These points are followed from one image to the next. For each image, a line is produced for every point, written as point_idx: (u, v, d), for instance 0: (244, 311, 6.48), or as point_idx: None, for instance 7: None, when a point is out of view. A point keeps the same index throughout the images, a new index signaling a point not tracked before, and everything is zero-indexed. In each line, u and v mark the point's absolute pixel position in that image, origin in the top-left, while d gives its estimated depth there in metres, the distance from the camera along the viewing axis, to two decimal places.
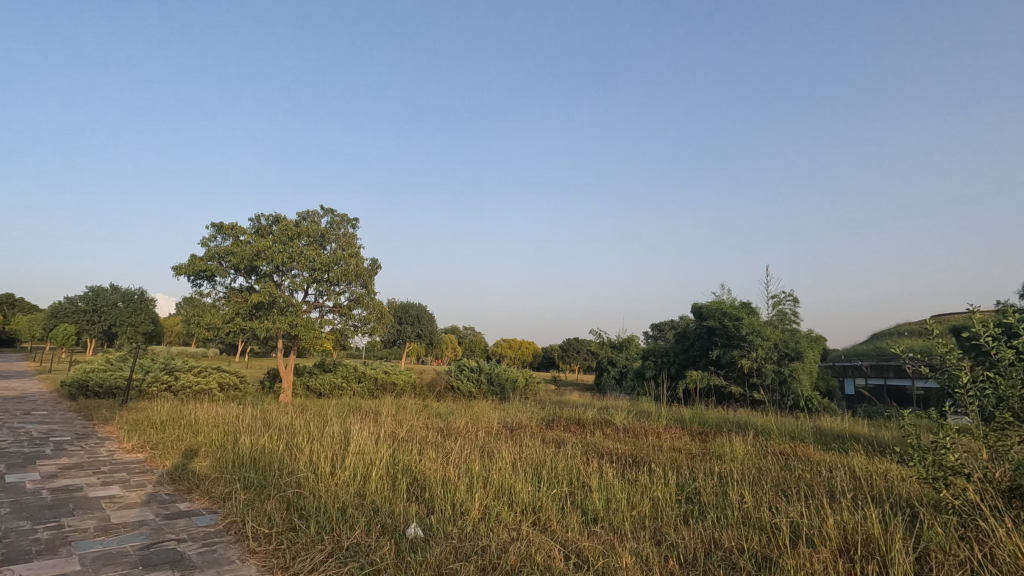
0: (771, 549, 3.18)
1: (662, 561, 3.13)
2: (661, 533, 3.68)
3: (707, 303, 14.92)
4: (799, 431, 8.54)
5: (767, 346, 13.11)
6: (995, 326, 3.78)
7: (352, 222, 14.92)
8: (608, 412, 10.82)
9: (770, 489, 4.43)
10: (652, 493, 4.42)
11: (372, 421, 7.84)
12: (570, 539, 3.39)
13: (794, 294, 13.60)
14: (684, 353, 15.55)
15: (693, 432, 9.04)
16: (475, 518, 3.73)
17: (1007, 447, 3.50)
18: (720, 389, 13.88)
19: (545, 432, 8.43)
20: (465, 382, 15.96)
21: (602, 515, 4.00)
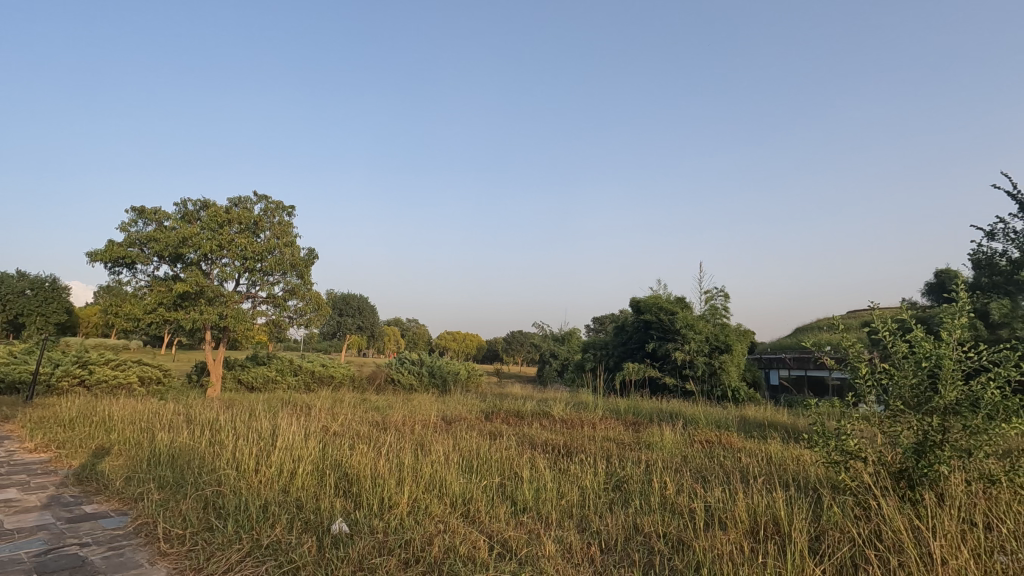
0: (687, 532, 3.35)
1: (584, 547, 3.23)
2: (586, 521, 3.79)
3: (644, 296, 15.32)
4: (724, 420, 8.98)
5: (699, 339, 13.70)
6: (893, 322, 4.12)
7: (288, 210, 14.37)
8: (546, 404, 10.98)
9: (693, 476, 4.66)
10: (582, 482, 4.54)
11: (305, 415, 7.63)
12: (497, 530, 3.43)
13: (724, 290, 14.25)
14: (622, 346, 15.95)
15: (627, 422, 9.34)
16: (403, 512, 3.70)
17: (897, 432, 3.84)
18: (655, 380, 14.40)
19: (483, 424, 8.45)
20: (406, 374, 15.78)
21: (531, 505, 4.08)
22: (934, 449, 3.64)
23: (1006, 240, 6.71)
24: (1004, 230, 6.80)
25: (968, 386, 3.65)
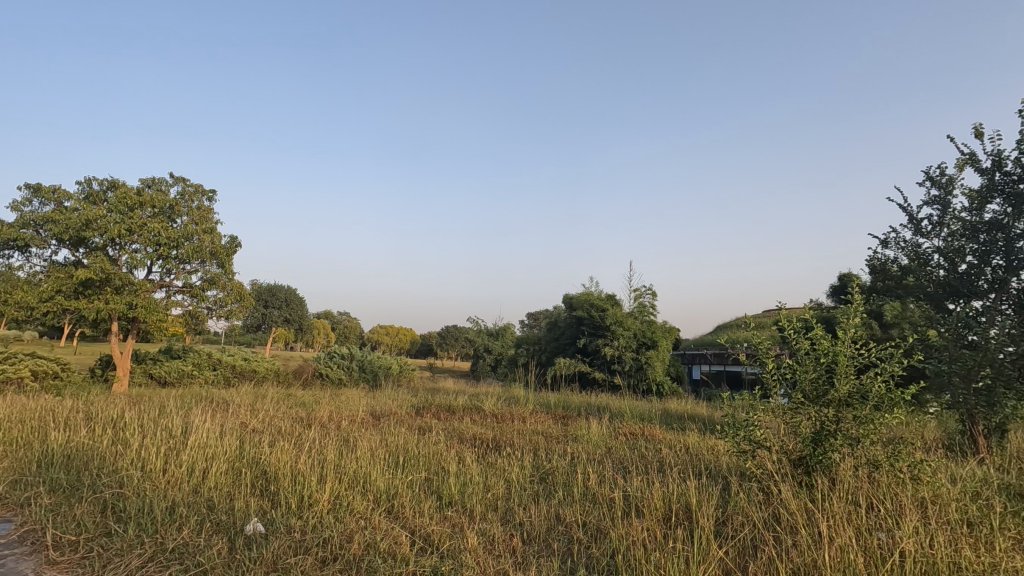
0: (606, 521, 3.48)
1: (506, 539, 3.28)
2: (510, 513, 3.85)
3: (576, 294, 15.63)
4: (647, 413, 9.39)
5: (627, 335, 14.21)
6: (797, 322, 4.46)
7: (208, 195, 13.55)
8: (478, 399, 11.02)
9: (614, 467, 4.84)
10: (508, 475, 4.60)
11: (224, 412, 7.25)
12: (420, 524, 3.42)
13: (652, 288, 14.83)
14: (555, 342, 16.26)
15: (557, 416, 9.56)
16: (323, 509, 3.61)
17: (797, 423, 4.17)
18: (585, 375, 14.79)
19: (413, 419, 8.36)
20: (335, 369, 15.32)
21: (457, 499, 4.09)
22: (828, 437, 3.98)
23: (897, 248, 7.38)
24: (896, 239, 7.48)
25: (859, 380, 4.02)
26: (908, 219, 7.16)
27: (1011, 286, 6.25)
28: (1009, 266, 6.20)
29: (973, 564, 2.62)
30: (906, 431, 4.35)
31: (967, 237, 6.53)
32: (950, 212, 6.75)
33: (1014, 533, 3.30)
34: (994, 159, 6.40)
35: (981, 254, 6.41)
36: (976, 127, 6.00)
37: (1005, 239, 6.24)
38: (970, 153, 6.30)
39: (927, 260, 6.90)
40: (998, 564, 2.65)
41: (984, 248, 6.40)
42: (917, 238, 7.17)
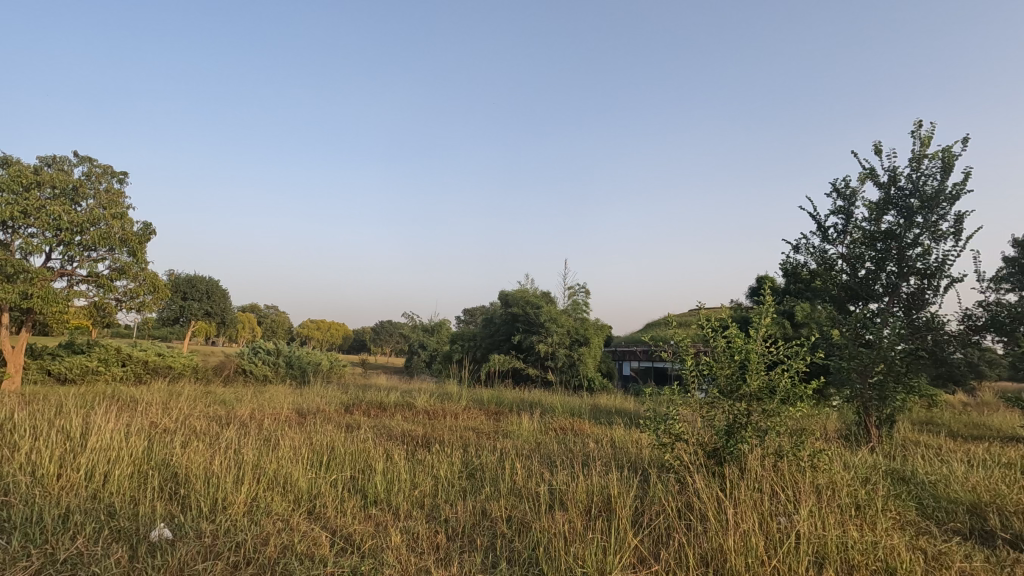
0: (530, 514, 3.54)
1: (431, 535, 3.27)
2: (437, 509, 3.84)
3: (512, 290, 15.75)
4: (578, 408, 9.62)
5: (561, 332, 14.47)
6: (715, 321, 4.73)
7: (118, 177, 12.55)
8: (411, 395, 10.87)
9: (542, 461, 4.93)
10: (437, 471, 4.58)
11: (132, 411, 6.74)
12: (343, 524, 3.35)
13: (585, 286, 15.17)
14: (490, 338, 16.29)
15: (489, 412, 9.60)
16: (238, 512, 3.46)
17: (712, 416, 4.40)
18: (518, 371, 14.94)
19: (341, 416, 8.14)
20: (260, 365, 14.61)
21: (382, 497, 4.03)
22: (739, 430, 4.25)
23: (807, 254, 7.94)
24: (806, 244, 8.04)
25: (768, 375, 4.31)
26: (817, 227, 7.72)
27: (902, 291, 6.88)
28: (900, 272, 6.84)
29: (858, 543, 2.89)
30: (808, 422, 4.70)
31: (866, 245, 7.13)
32: (853, 222, 7.34)
33: (895, 514, 3.65)
34: (890, 175, 7.03)
35: (877, 260, 7.02)
36: (876, 143, 6.57)
37: (898, 248, 6.87)
38: (870, 167, 6.88)
39: (832, 265, 7.47)
40: (879, 542, 2.94)
41: (880, 255, 7.01)
42: (824, 244, 7.75)
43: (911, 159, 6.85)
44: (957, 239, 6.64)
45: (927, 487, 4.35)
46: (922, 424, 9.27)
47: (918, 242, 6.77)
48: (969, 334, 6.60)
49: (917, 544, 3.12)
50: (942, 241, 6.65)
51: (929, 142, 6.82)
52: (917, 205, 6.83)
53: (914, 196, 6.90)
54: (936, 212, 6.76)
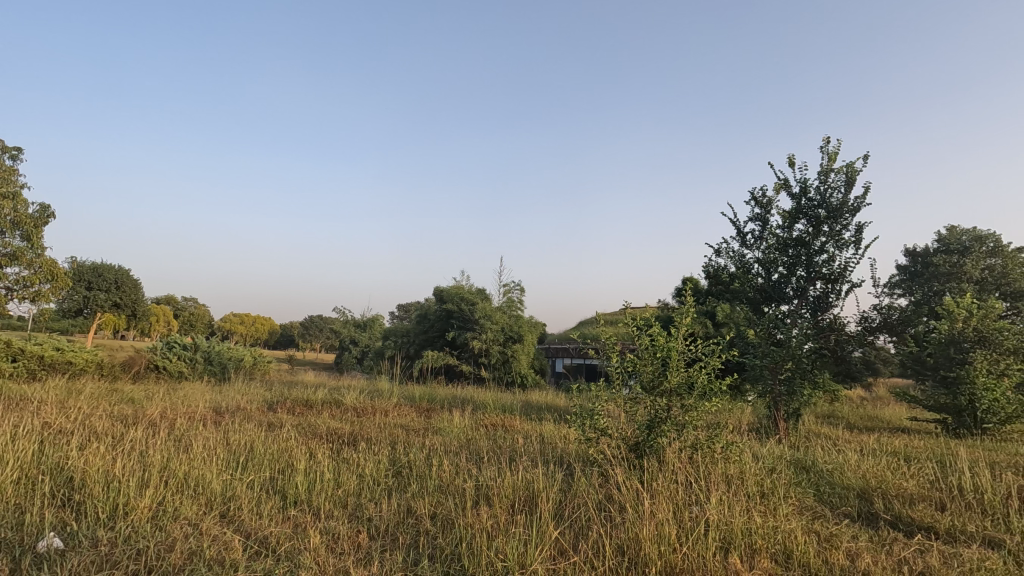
0: (455, 510, 3.54)
1: (352, 535, 3.20)
2: (361, 509, 3.77)
3: (447, 287, 15.56)
4: (509, 404, 9.71)
5: (495, 329, 14.54)
6: (640, 320, 4.93)
7: (12, 153, 11.39)
8: (340, 392, 10.56)
9: (470, 457, 4.94)
10: (364, 470, 4.48)
11: (20, 411, 6.11)
12: (257, 527, 3.21)
13: (520, 284, 15.32)
14: (423, 334, 16.09)
15: (421, 409, 9.50)
16: (142, 517, 3.24)
17: (635, 411, 4.58)
18: (452, 368, 14.88)
19: (263, 415, 7.79)
20: (175, 361, 13.67)
21: (303, 498, 3.90)
22: (659, 424, 4.44)
23: (727, 258, 8.39)
24: (726, 249, 8.50)
25: (687, 372, 4.55)
26: (737, 232, 8.19)
27: (809, 293, 7.42)
28: (808, 277, 7.37)
29: (760, 528, 3.10)
30: (722, 416, 4.98)
31: (780, 250, 7.62)
32: (768, 229, 7.83)
33: (794, 500, 3.96)
34: (801, 186, 7.56)
35: (789, 265, 7.52)
36: (790, 156, 7.05)
37: (807, 254, 7.41)
38: (784, 178, 7.39)
39: (749, 269, 7.94)
40: (778, 526, 3.17)
41: (791, 260, 7.52)
42: (742, 249, 8.21)
43: (819, 173, 7.42)
44: (857, 247, 7.25)
45: (824, 474, 4.73)
46: (825, 417, 10.07)
47: (824, 249, 7.33)
48: (864, 334, 7.20)
49: (812, 527, 3.39)
50: (845, 249, 7.23)
51: (835, 158, 7.41)
52: (824, 215, 7.40)
53: (821, 206, 7.46)
54: (840, 222, 7.35)
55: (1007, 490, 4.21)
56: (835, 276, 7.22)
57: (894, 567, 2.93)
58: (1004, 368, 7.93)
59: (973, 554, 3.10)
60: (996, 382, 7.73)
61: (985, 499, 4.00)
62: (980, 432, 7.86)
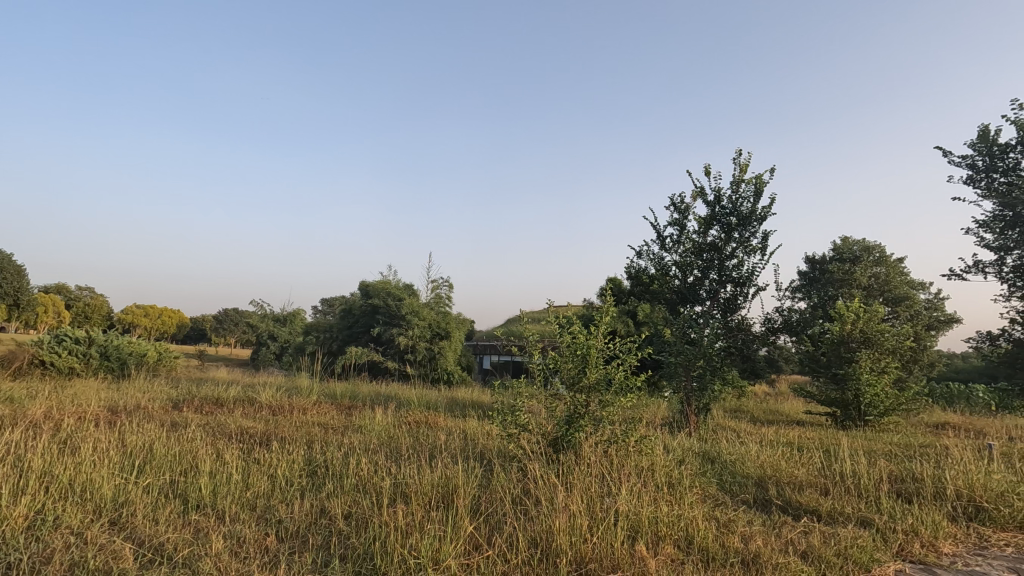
0: (371, 509, 3.47)
1: (259, 538, 3.07)
2: (271, 511, 3.61)
3: (373, 281, 15.17)
4: (434, 401, 9.63)
5: (422, 325, 14.37)
6: (562, 318, 5.04)
7: None
8: (254, 390, 10.03)
9: (390, 455, 4.87)
10: (276, 470, 4.30)
11: None
12: (153, 533, 3.00)
13: (449, 280, 15.22)
14: (347, 330, 15.63)
15: (341, 406, 9.22)
16: (16, 528, 2.93)
17: (554, 407, 4.70)
18: (376, 364, 14.56)
19: (166, 414, 7.26)
20: (65, 355, 12.39)
21: (207, 501, 3.69)
22: (578, 419, 4.58)
23: (647, 260, 8.76)
24: (647, 251, 8.87)
25: (605, 368, 4.72)
26: (657, 236, 8.56)
27: (720, 295, 7.89)
28: (720, 280, 7.84)
29: (665, 517, 3.28)
30: (637, 411, 5.20)
31: (695, 254, 8.05)
32: (685, 233, 8.25)
33: (699, 489, 4.22)
34: (715, 194, 8.04)
35: (703, 269, 7.95)
36: (706, 166, 7.46)
37: (719, 258, 7.89)
38: (700, 186, 7.82)
39: (667, 271, 8.31)
40: (682, 514, 3.36)
41: (705, 264, 7.96)
42: (661, 252, 8.60)
43: (732, 182, 7.92)
44: (763, 254, 7.80)
45: (727, 465, 5.07)
46: (732, 411, 10.76)
47: (734, 255, 7.82)
48: (768, 334, 7.77)
49: (713, 514, 3.62)
50: (752, 255, 7.76)
51: (746, 169, 7.92)
52: (735, 222, 7.90)
53: (732, 214, 7.95)
54: (748, 229, 7.88)
55: (880, 475, 4.70)
56: (743, 280, 7.73)
57: (781, 547, 3.20)
58: (884, 366, 8.84)
59: (848, 533, 3.43)
60: (876, 379, 8.59)
61: (861, 484, 4.44)
62: (863, 423, 8.71)
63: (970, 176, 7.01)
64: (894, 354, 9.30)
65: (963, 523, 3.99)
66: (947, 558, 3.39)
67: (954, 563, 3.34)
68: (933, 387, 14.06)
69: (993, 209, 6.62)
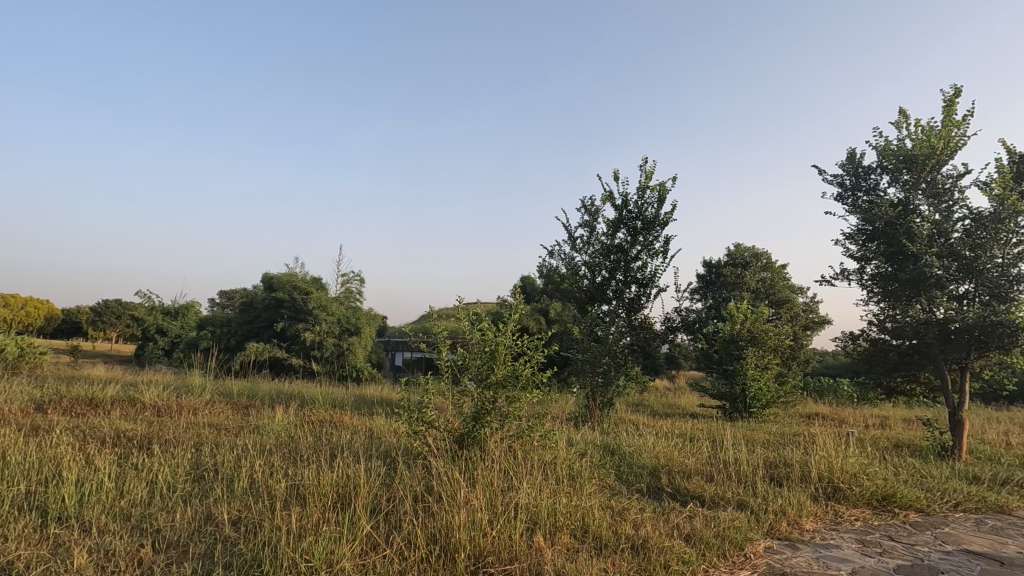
0: (263, 513, 3.29)
1: (132, 550, 2.82)
2: (148, 519, 3.33)
3: (278, 274, 14.35)
4: (340, 399, 9.29)
5: (330, 321, 13.81)
6: (471, 314, 5.03)
7: None
8: (135, 389, 9.16)
9: (287, 457, 4.65)
10: (157, 474, 3.97)
11: None
12: (1, 551, 2.67)
13: (360, 275, 14.75)
14: (247, 324, 14.69)
15: (238, 406, 8.66)
16: None
17: (461, 403, 4.71)
18: (279, 361, 13.81)
19: (26, 417, 6.42)
20: None
21: (71, 512, 3.33)
22: (484, 416, 4.60)
23: (559, 260, 9.00)
24: (558, 251, 9.11)
25: (512, 364, 4.78)
26: (568, 236, 8.81)
27: (625, 296, 8.25)
28: (625, 281, 8.20)
29: (564, 507, 3.40)
30: (543, 407, 5.32)
31: (603, 255, 8.37)
32: (595, 235, 8.56)
33: (597, 480, 4.42)
34: (623, 198, 8.42)
35: (610, 269, 8.29)
36: (616, 171, 7.79)
37: (625, 261, 8.26)
38: (609, 191, 8.16)
39: (576, 271, 8.57)
40: (579, 505, 3.50)
41: (613, 265, 8.30)
42: (572, 252, 8.87)
43: (638, 188, 8.33)
44: (665, 257, 8.28)
45: (625, 456, 5.33)
46: (634, 406, 11.35)
47: (639, 257, 8.23)
48: (667, 333, 8.25)
49: (608, 504, 3.80)
50: (655, 258, 8.22)
51: (651, 176, 8.36)
52: (640, 226, 8.32)
53: (638, 218, 8.35)
54: (652, 234, 8.33)
55: (758, 461, 5.16)
56: (646, 281, 8.16)
57: (667, 531, 3.43)
58: (767, 362, 9.72)
59: (726, 516, 3.74)
60: (760, 374, 9.41)
61: (741, 470, 4.86)
62: (748, 415, 9.49)
63: (839, 193, 7.82)
64: (776, 352, 10.22)
65: (822, 502, 4.49)
66: (808, 534, 3.80)
67: (813, 538, 3.75)
68: (807, 381, 15.65)
69: (856, 224, 7.38)
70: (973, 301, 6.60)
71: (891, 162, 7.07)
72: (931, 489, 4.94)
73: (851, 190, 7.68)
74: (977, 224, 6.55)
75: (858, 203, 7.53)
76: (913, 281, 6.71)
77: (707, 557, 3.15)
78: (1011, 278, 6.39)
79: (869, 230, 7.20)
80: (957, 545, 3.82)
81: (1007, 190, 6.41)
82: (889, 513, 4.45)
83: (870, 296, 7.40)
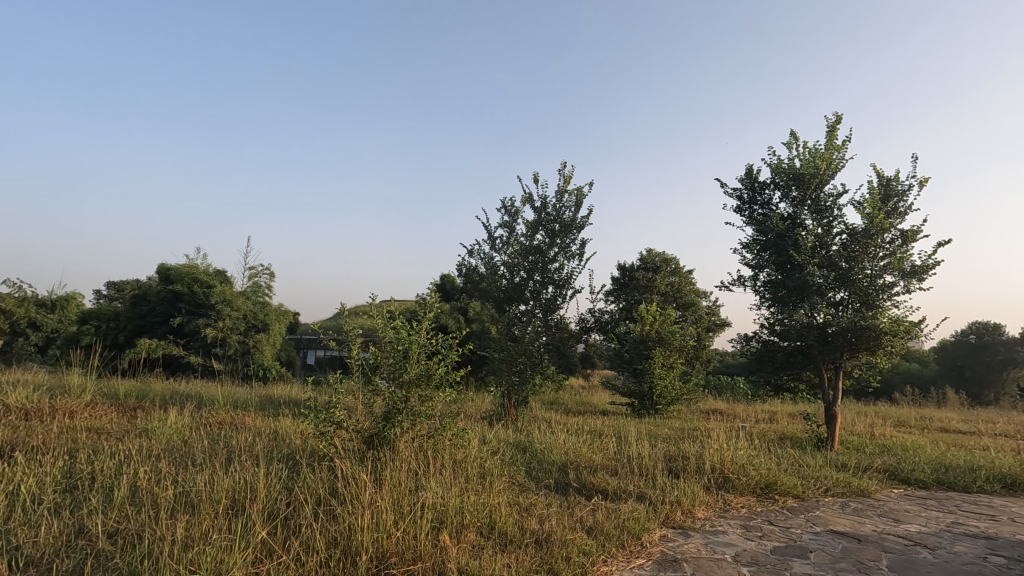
0: (145, 523, 3.04)
1: None
2: (6, 536, 2.97)
3: (176, 265, 13.24)
4: (244, 400, 8.77)
5: (234, 316, 12.96)
6: (385, 311, 4.90)
7: None
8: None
9: (179, 462, 4.31)
10: (22, 485, 3.55)
11: None
12: None
13: (270, 268, 13.98)
14: (140, 319, 13.47)
15: (126, 408, 7.94)
16: None
17: (372, 403, 4.59)
18: (175, 359, 12.77)
19: None
20: None
21: None
22: (395, 415, 4.52)
23: (478, 259, 9.02)
24: (478, 251, 9.14)
25: (426, 363, 4.73)
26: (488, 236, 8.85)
27: (542, 296, 8.41)
28: (543, 281, 8.37)
29: (471, 505, 3.43)
30: (457, 406, 5.31)
31: (522, 256, 8.49)
32: (514, 236, 8.66)
33: (507, 477, 4.49)
34: (542, 201, 8.59)
35: (529, 270, 8.43)
36: (535, 174, 7.95)
37: (543, 262, 8.43)
38: (529, 193, 8.29)
39: (495, 271, 8.63)
40: (486, 502, 3.54)
41: (530, 266, 8.44)
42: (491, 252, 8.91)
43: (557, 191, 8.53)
44: (581, 259, 8.54)
45: (536, 453, 5.44)
46: (548, 403, 11.62)
47: (556, 258, 8.44)
48: (582, 333, 8.51)
49: (516, 500, 3.87)
50: (571, 260, 8.45)
51: (569, 180, 8.59)
52: (558, 229, 8.52)
53: (556, 221, 8.55)
54: (569, 236, 8.56)
55: (660, 455, 5.45)
56: (563, 282, 8.37)
57: (571, 524, 3.55)
58: (672, 362, 10.29)
59: (627, 508, 3.92)
60: (665, 373, 9.97)
61: (644, 464, 5.11)
62: (653, 412, 10.02)
63: (738, 206, 8.43)
64: (680, 352, 10.84)
65: (714, 491, 4.83)
66: (699, 522, 4.08)
67: (704, 525, 4.03)
68: (708, 379, 16.74)
69: (753, 234, 7.99)
70: (847, 308, 7.36)
71: (783, 178, 7.71)
72: (807, 476, 5.45)
73: (748, 203, 8.30)
74: (852, 239, 7.30)
75: (754, 215, 8.16)
76: (798, 289, 7.37)
77: (607, 547, 3.30)
78: (877, 287, 7.19)
79: (763, 241, 7.82)
80: (825, 526, 4.26)
81: (876, 209, 7.20)
82: (770, 499, 4.88)
83: (762, 301, 8.04)
